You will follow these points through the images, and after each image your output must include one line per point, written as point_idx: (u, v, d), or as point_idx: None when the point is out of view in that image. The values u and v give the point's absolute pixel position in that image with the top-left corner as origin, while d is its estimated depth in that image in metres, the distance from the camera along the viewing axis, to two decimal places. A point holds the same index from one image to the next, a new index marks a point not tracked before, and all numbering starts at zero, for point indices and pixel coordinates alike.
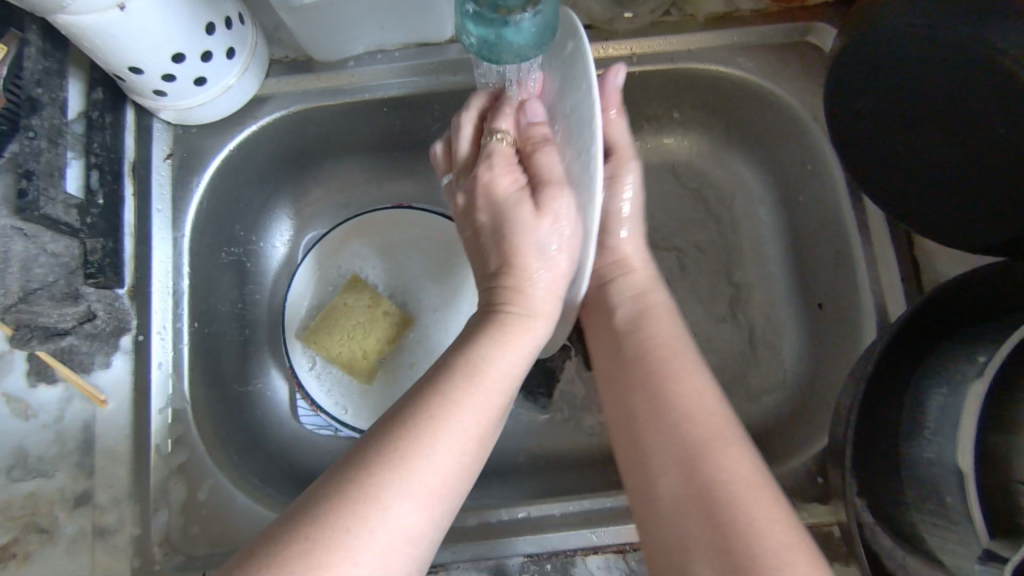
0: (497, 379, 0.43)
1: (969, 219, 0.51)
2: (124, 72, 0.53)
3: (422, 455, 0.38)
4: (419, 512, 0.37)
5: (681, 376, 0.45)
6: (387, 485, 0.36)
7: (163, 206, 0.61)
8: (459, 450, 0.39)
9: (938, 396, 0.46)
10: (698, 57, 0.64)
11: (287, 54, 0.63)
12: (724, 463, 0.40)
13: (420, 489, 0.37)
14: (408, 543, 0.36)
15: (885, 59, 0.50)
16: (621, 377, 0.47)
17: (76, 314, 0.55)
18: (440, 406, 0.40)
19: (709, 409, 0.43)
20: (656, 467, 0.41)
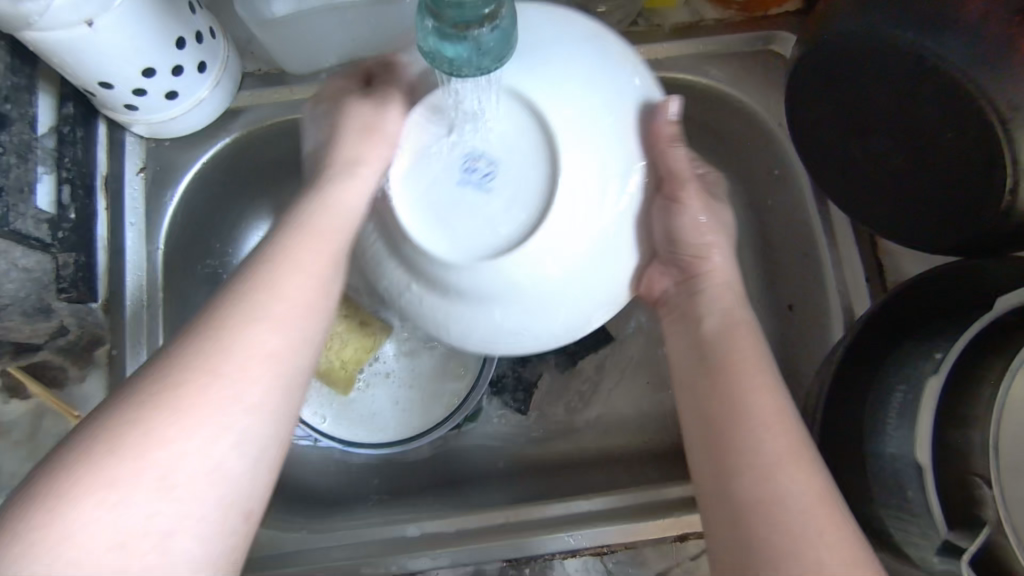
0: (340, 228, 0.45)
1: (932, 222, 0.52)
2: (94, 87, 0.53)
3: (262, 300, 0.39)
4: (274, 309, 0.39)
5: (757, 389, 0.42)
6: (230, 330, 0.38)
7: (136, 220, 0.61)
8: (300, 276, 0.41)
9: (898, 393, 0.48)
10: (666, 66, 0.65)
11: (259, 67, 0.64)
12: (769, 457, 0.39)
13: (263, 310, 0.39)
14: (270, 366, 0.38)
15: (840, 65, 0.52)
16: (689, 375, 0.46)
17: (48, 330, 0.56)
18: (282, 257, 0.42)
19: (784, 422, 0.41)
20: (727, 463, 0.40)
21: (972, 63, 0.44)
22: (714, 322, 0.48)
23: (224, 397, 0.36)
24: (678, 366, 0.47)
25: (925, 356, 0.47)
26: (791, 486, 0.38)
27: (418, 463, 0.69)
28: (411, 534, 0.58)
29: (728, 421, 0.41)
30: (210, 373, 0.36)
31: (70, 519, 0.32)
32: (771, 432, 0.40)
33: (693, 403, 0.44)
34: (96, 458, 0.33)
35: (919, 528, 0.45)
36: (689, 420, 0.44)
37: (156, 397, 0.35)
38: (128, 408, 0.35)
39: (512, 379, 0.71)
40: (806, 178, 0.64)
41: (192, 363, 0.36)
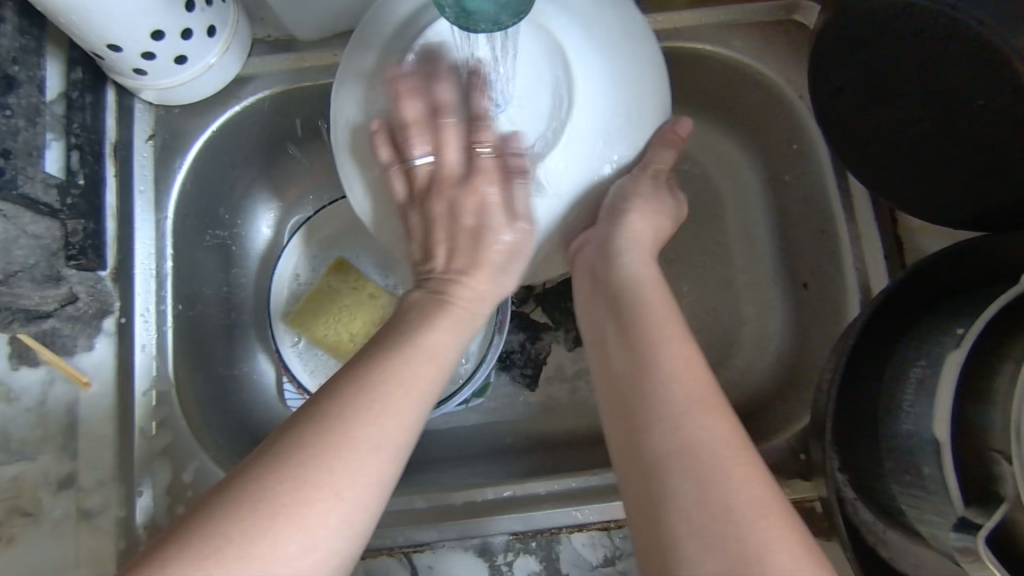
0: (442, 345, 0.44)
1: (951, 193, 0.52)
2: (103, 50, 0.53)
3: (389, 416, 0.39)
4: (396, 438, 0.38)
5: (692, 398, 0.40)
6: (357, 449, 0.37)
7: (145, 187, 0.61)
8: (420, 406, 0.40)
9: (916, 369, 0.47)
10: (685, 35, 0.64)
11: (269, 33, 0.63)
12: (712, 434, 0.38)
13: (386, 437, 0.38)
14: (375, 492, 0.37)
15: (863, 39, 0.50)
16: (615, 347, 0.46)
17: (57, 297, 0.55)
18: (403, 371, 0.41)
19: (728, 438, 0.38)
20: (640, 436, 0.40)
21: (998, 28, 0.44)
22: (631, 281, 0.49)
23: (337, 520, 0.35)
24: (604, 334, 0.48)
25: (943, 332, 0.46)
26: (722, 462, 0.37)
27: (424, 437, 0.68)
28: (420, 506, 0.58)
29: (644, 392, 0.41)
30: (331, 494, 0.36)
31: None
32: (705, 400, 0.40)
33: (614, 378, 0.44)
34: (205, 534, 0.33)
35: (933, 505, 0.45)
36: (609, 395, 0.44)
37: (270, 495, 0.35)
38: (250, 494, 0.35)
39: (520, 355, 0.71)
40: (825, 156, 0.62)
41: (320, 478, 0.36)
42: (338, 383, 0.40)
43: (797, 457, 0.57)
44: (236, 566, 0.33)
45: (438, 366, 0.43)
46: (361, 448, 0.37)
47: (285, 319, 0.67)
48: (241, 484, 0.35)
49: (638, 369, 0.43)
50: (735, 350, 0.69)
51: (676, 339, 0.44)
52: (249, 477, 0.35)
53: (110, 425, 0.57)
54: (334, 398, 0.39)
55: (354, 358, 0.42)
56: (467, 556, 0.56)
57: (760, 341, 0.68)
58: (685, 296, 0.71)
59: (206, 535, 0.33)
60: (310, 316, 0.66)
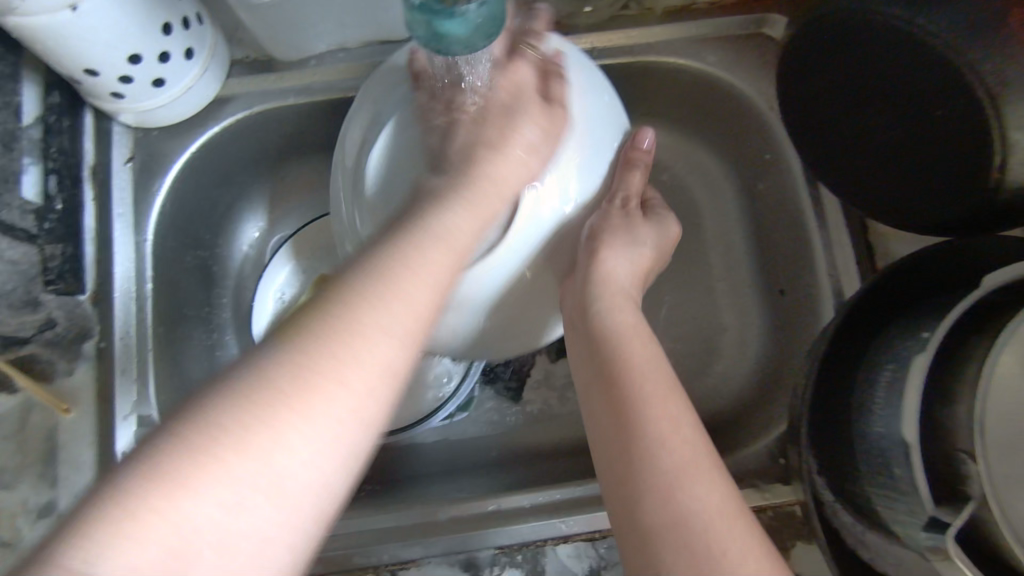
0: (461, 239, 0.44)
1: (923, 199, 0.52)
2: (80, 74, 0.53)
3: (393, 310, 0.39)
4: (400, 330, 0.38)
5: (688, 469, 0.40)
6: (358, 342, 0.37)
7: (124, 210, 0.61)
8: (427, 298, 0.40)
9: (886, 372, 0.48)
10: (658, 50, 0.66)
11: (248, 54, 0.64)
12: (701, 500, 0.38)
13: (395, 327, 0.38)
14: (382, 386, 0.37)
15: (833, 49, 0.52)
16: (601, 410, 0.46)
17: (35, 322, 0.56)
18: (408, 268, 0.40)
19: (723, 507, 0.38)
20: (633, 511, 0.40)
21: (960, 42, 0.44)
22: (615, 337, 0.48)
23: (346, 416, 0.35)
24: (591, 392, 0.47)
25: (912, 334, 0.47)
26: (709, 533, 0.37)
27: (410, 452, 0.69)
28: (404, 522, 0.58)
29: (632, 463, 0.41)
30: (337, 388, 0.35)
31: (175, 524, 0.31)
32: (689, 466, 0.40)
33: (601, 445, 0.44)
34: (208, 424, 0.33)
35: (905, 506, 0.45)
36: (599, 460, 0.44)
37: (274, 387, 0.34)
38: (255, 385, 0.34)
39: (504, 367, 0.71)
40: (797, 164, 0.64)
41: (321, 371, 0.35)
42: (348, 276, 0.40)
43: (776, 461, 0.59)
44: (241, 454, 0.33)
45: (453, 265, 0.43)
46: (367, 338, 0.37)
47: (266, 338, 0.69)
48: (247, 373, 0.35)
49: (624, 435, 0.43)
50: (716, 356, 0.70)
51: (660, 401, 0.43)
52: (257, 366, 0.35)
53: (90, 450, 0.56)
54: (340, 294, 0.38)
55: (363, 251, 0.42)
56: (454, 572, 0.56)
57: (739, 347, 0.69)
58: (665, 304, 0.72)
59: (209, 426, 0.33)
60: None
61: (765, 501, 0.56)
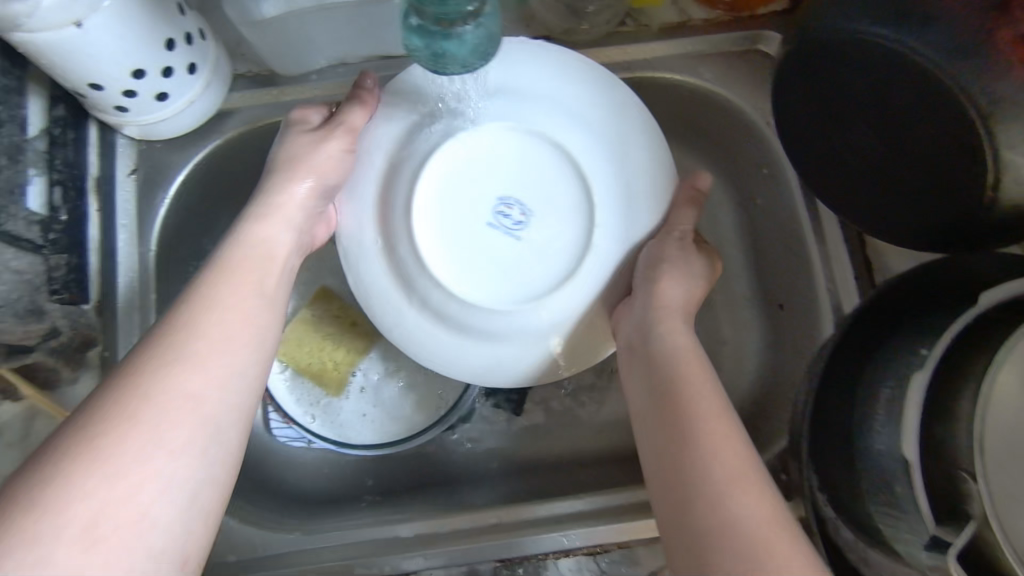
0: (280, 235, 0.51)
1: (909, 217, 0.53)
2: (84, 88, 0.53)
3: (230, 293, 0.45)
4: (236, 308, 0.45)
5: (727, 474, 0.40)
6: (202, 322, 0.43)
7: (127, 221, 0.62)
8: (255, 283, 0.47)
9: (885, 388, 0.48)
10: (655, 66, 0.66)
11: (249, 68, 0.64)
12: (750, 512, 0.38)
13: (229, 306, 0.45)
14: (232, 353, 0.43)
15: (821, 68, 0.52)
16: (653, 430, 0.46)
17: (39, 332, 0.55)
18: (241, 265, 0.48)
19: (765, 506, 0.39)
20: (680, 527, 0.40)
21: (948, 64, 0.45)
22: (675, 363, 0.48)
23: (209, 379, 0.41)
24: (644, 412, 0.48)
25: (910, 353, 0.47)
26: (757, 543, 0.37)
27: (408, 463, 0.68)
28: (405, 535, 0.58)
29: (684, 481, 0.41)
30: (196, 360, 0.41)
31: (56, 526, 0.34)
32: (738, 477, 0.40)
33: (652, 466, 0.44)
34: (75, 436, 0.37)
35: (906, 523, 0.45)
36: (652, 480, 0.44)
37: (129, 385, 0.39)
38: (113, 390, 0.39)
39: None
40: (794, 179, 0.64)
41: (172, 356, 0.41)
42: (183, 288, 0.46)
43: (777, 476, 0.58)
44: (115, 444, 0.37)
45: (273, 255, 0.50)
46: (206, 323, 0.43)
47: None
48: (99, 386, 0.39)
49: (675, 452, 0.43)
50: (715, 370, 0.69)
51: (714, 420, 0.44)
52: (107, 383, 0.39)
53: None
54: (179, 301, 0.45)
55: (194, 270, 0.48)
56: None
57: (739, 360, 0.69)
58: None
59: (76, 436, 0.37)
60: (297, 347, 0.67)
61: None
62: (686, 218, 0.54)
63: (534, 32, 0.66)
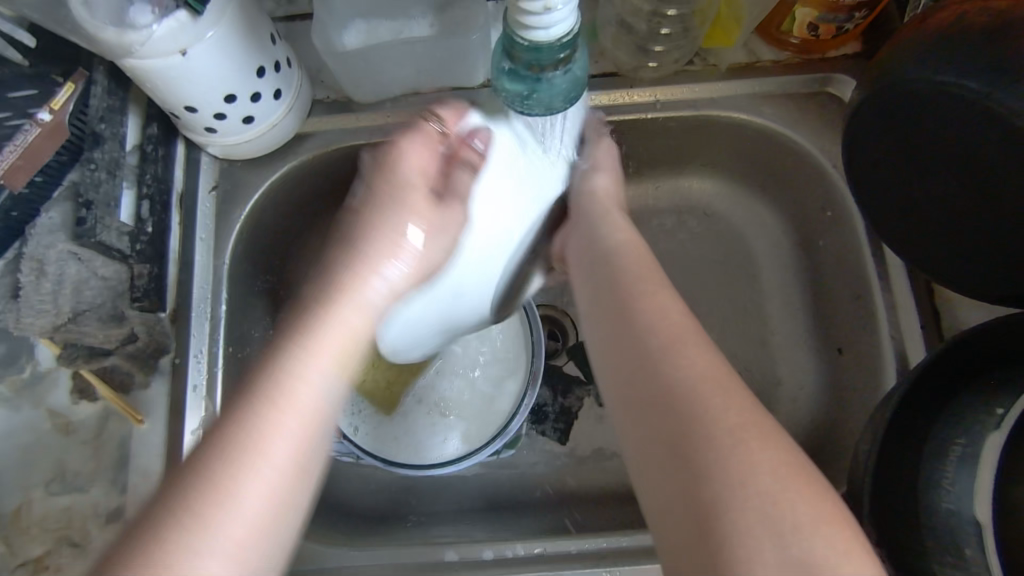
0: (359, 328, 0.44)
1: (998, 268, 0.52)
2: (180, 110, 0.57)
3: (270, 436, 0.38)
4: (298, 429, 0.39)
5: (729, 433, 0.37)
6: (235, 485, 0.37)
7: (206, 235, 0.65)
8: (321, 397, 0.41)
9: (957, 447, 0.47)
10: (722, 104, 0.66)
11: (328, 94, 0.67)
12: (689, 372, 0.39)
13: (293, 424, 0.39)
14: (291, 481, 0.38)
15: (900, 117, 0.52)
16: (591, 303, 0.47)
17: (119, 336, 0.58)
18: (304, 385, 0.40)
19: (763, 461, 0.36)
20: (620, 391, 0.42)
21: None
22: (612, 246, 0.50)
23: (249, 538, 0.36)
24: (582, 290, 0.49)
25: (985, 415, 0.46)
26: (692, 398, 0.38)
27: (453, 484, 0.69)
28: (451, 559, 0.58)
29: (625, 348, 0.42)
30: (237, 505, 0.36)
31: None
32: (670, 342, 0.41)
33: (592, 337, 0.46)
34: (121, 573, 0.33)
35: None
36: (593, 351, 0.45)
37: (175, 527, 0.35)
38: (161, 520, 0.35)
39: (554, 408, 0.71)
40: (859, 223, 0.63)
41: (192, 528, 0.35)
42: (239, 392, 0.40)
43: None
44: None
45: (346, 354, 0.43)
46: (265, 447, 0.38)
47: None
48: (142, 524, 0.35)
49: (613, 322, 0.44)
50: (769, 413, 0.68)
51: (649, 290, 0.45)
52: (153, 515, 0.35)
53: (158, 462, 0.58)
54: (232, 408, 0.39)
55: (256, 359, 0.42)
56: None
57: (794, 404, 0.68)
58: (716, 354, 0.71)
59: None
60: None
61: None
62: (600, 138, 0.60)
63: (603, 68, 0.68)
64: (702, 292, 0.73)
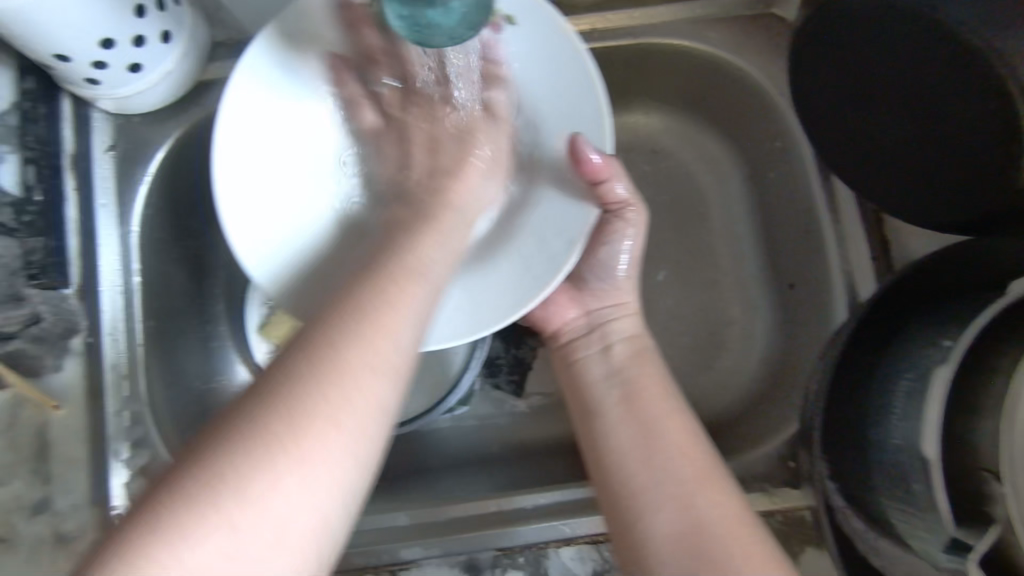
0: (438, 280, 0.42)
1: (948, 201, 0.50)
2: (50, 60, 0.50)
3: (379, 371, 0.35)
4: (389, 368, 0.35)
5: (732, 528, 0.41)
6: (331, 402, 0.33)
7: (107, 201, 0.58)
8: (408, 338, 0.37)
9: (903, 381, 0.45)
10: (662, 31, 0.62)
11: (229, 36, 0.61)
12: (715, 498, 0.43)
13: (384, 360, 0.35)
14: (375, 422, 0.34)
15: (847, 38, 0.50)
16: (625, 425, 0.47)
17: (20, 318, 0.53)
18: (393, 315, 0.37)
19: (753, 544, 0.41)
20: (644, 513, 0.43)
21: (985, 27, 0.44)
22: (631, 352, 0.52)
23: (338, 462, 0.33)
24: (603, 406, 0.50)
25: (930, 343, 0.45)
26: (736, 552, 0.40)
27: (404, 446, 0.67)
28: (401, 523, 0.57)
29: (661, 477, 0.44)
30: (323, 422, 0.33)
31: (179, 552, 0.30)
32: (706, 474, 0.44)
33: (619, 455, 0.46)
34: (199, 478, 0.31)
35: (924, 523, 0.44)
36: (597, 458, 0.47)
37: (267, 435, 0.32)
38: (243, 424, 0.32)
39: (506, 360, 0.69)
40: (806, 154, 0.61)
41: (299, 434, 0.32)
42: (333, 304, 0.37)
43: (786, 464, 0.57)
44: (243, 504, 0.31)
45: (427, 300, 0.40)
46: (356, 372, 0.34)
47: (258, 331, 0.67)
48: (231, 419, 0.32)
49: (648, 451, 0.46)
50: (721, 352, 0.67)
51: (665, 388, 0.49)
52: (242, 414, 0.33)
53: (82, 449, 0.55)
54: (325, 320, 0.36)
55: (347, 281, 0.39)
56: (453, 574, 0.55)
57: (746, 341, 0.67)
58: (669, 296, 0.69)
59: (208, 474, 0.31)
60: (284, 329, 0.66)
61: (773, 505, 0.54)
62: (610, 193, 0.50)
63: None
64: (655, 232, 0.70)
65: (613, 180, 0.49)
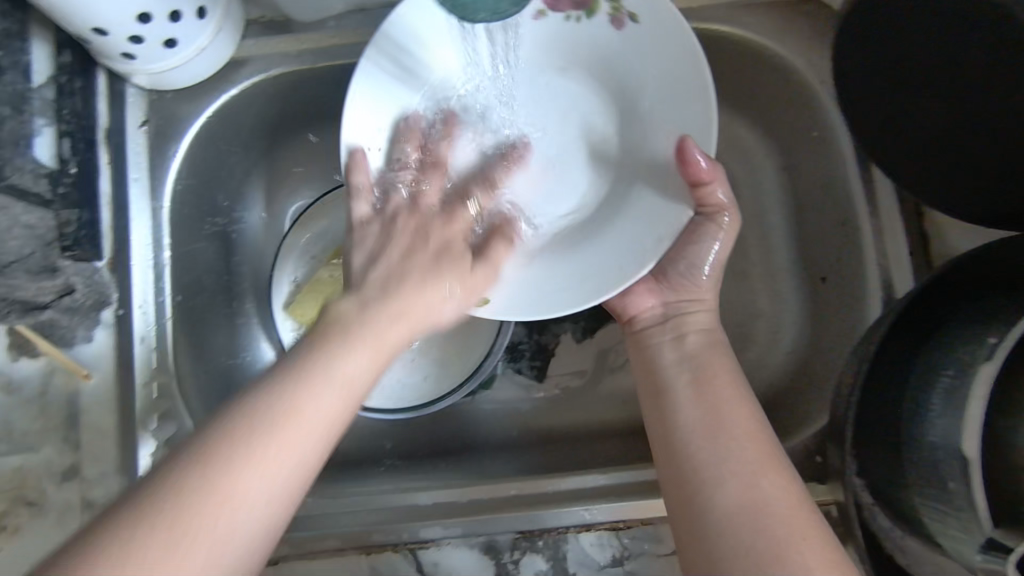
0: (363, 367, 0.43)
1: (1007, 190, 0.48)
2: (88, 34, 0.50)
3: (281, 457, 0.38)
4: (293, 457, 0.39)
5: (782, 513, 0.41)
6: (229, 480, 0.37)
7: (140, 175, 0.59)
8: (314, 429, 0.40)
9: (943, 379, 0.44)
10: (701, 13, 0.60)
11: (262, 13, 0.60)
12: (771, 486, 0.42)
13: (289, 448, 0.38)
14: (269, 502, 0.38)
15: (903, 20, 0.47)
16: (690, 405, 0.47)
17: (54, 288, 0.53)
18: (308, 400, 0.40)
19: (806, 525, 0.41)
20: (706, 489, 0.43)
21: None
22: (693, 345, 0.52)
23: (225, 541, 0.36)
24: (670, 386, 0.49)
25: (973, 340, 0.43)
26: (792, 533, 0.40)
27: (424, 427, 0.67)
28: (422, 503, 0.57)
29: (727, 459, 0.44)
30: (221, 498, 0.36)
31: None
32: (764, 462, 0.44)
33: (680, 433, 0.46)
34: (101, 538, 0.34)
35: (956, 522, 0.42)
36: (662, 432, 0.47)
37: (162, 505, 0.35)
38: (150, 492, 0.36)
39: (529, 346, 0.69)
40: (848, 143, 0.59)
41: (195, 510, 0.36)
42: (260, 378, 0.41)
43: (813, 459, 0.55)
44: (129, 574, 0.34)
45: (346, 387, 0.42)
46: (259, 458, 0.38)
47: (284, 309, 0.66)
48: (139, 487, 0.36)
49: (711, 432, 0.45)
50: (748, 344, 0.65)
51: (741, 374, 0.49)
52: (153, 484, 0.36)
53: (111, 418, 0.56)
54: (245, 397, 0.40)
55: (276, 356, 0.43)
56: (472, 554, 0.55)
57: (774, 334, 0.65)
58: None
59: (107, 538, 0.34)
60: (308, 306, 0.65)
61: None
62: (712, 196, 0.51)
63: None
64: None
65: (717, 183, 0.51)
